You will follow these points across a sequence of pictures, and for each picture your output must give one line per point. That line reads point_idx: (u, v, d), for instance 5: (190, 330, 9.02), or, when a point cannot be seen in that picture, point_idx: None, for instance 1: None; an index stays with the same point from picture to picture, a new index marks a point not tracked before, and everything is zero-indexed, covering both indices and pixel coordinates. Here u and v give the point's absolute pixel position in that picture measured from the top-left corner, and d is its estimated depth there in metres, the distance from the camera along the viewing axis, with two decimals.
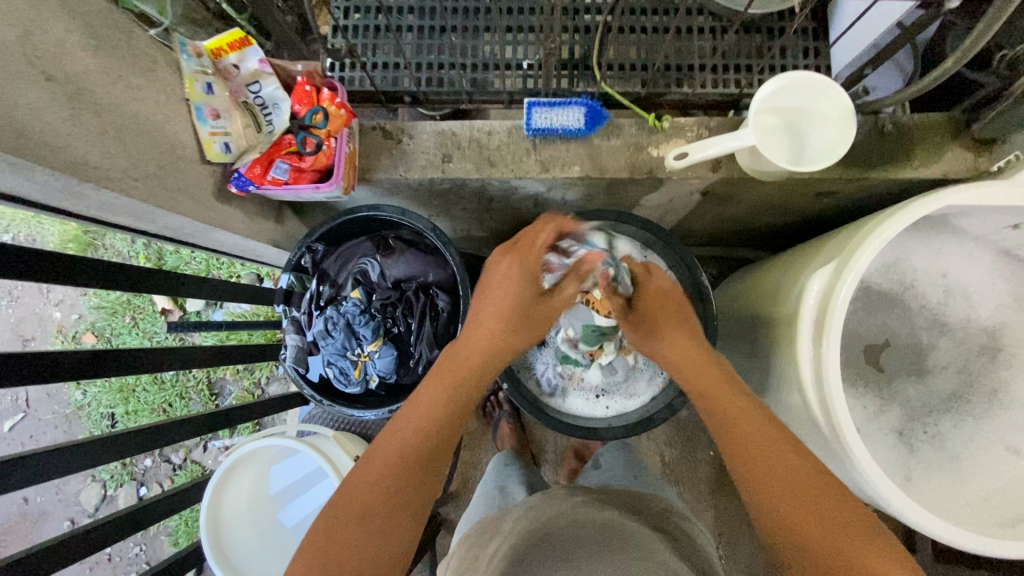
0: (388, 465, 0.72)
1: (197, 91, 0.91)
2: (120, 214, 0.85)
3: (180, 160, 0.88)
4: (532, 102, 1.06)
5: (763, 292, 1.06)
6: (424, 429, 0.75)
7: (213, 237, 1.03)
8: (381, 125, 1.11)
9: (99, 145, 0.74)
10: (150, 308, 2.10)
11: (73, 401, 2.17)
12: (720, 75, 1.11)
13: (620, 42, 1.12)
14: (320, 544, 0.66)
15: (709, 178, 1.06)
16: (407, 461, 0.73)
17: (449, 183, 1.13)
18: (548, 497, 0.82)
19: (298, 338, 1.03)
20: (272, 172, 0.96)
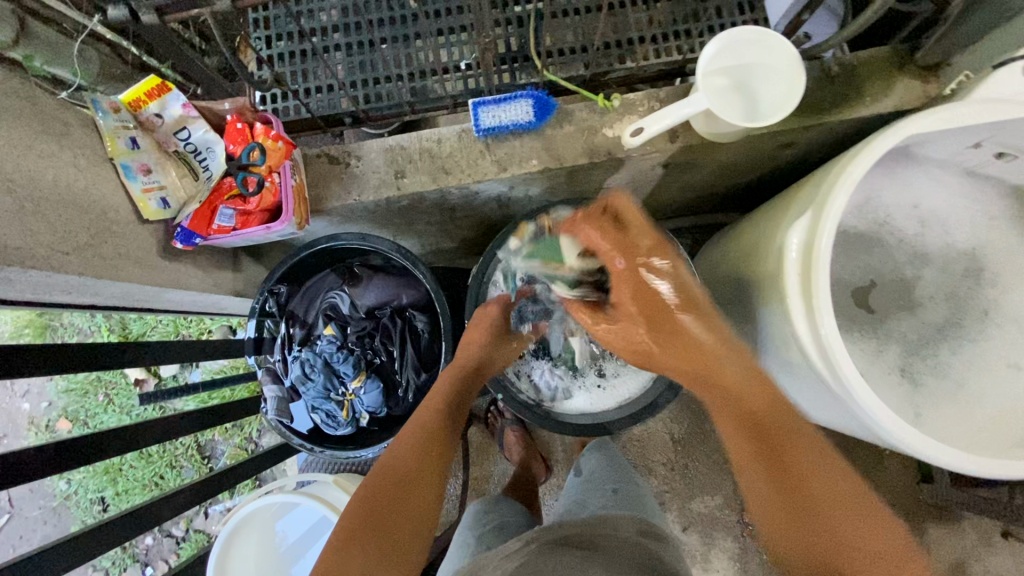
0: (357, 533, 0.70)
1: (120, 148, 0.85)
2: (58, 292, 0.78)
3: (114, 224, 0.82)
4: (477, 102, 1.02)
5: (743, 254, 1.04)
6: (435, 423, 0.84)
7: (167, 298, 0.97)
8: (325, 151, 1.06)
9: (17, 223, 0.68)
10: (123, 382, 2.00)
11: (59, 492, 2.07)
12: (661, 44, 1.08)
13: (555, 27, 1.09)
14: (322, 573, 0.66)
15: (669, 150, 1.04)
16: (421, 460, 0.79)
17: (407, 199, 1.09)
18: (537, 544, 0.77)
19: (277, 387, 0.97)
20: (216, 221, 0.91)
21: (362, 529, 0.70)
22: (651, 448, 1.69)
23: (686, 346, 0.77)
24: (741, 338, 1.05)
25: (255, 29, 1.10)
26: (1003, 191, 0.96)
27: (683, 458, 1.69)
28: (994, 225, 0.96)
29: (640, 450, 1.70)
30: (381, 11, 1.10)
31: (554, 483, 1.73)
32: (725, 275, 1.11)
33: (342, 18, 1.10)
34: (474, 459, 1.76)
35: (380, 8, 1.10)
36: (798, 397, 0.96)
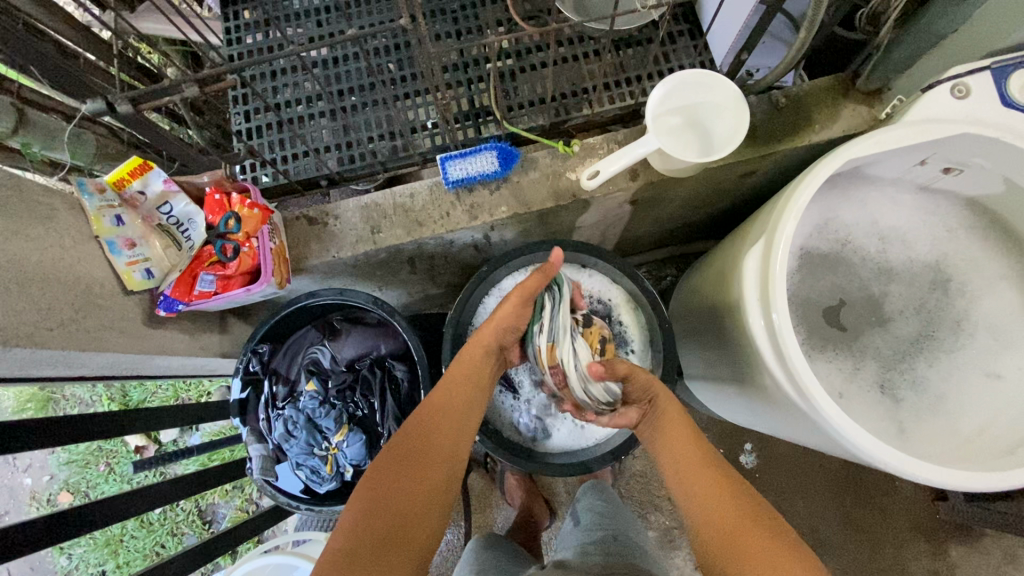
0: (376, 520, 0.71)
1: (105, 225, 0.90)
2: (43, 367, 0.81)
3: (97, 297, 0.86)
4: (444, 157, 1.08)
5: (711, 282, 1.07)
6: (449, 424, 0.83)
7: (154, 365, 1.00)
8: (304, 213, 1.12)
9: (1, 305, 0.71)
10: (124, 450, 2.01)
11: (60, 567, 2.05)
12: (615, 91, 1.14)
13: (515, 83, 1.15)
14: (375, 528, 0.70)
15: (630, 187, 1.09)
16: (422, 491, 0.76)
17: (385, 252, 1.13)
18: None
19: (261, 445, 0.97)
20: (198, 286, 0.94)
21: (360, 548, 0.68)
22: (654, 484, 1.66)
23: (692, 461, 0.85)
24: (722, 366, 1.06)
25: (235, 105, 1.20)
26: (957, 202, 0.99)
27: None
28: (953, 236, 0.98)
29: (643, 487, 1.66)
30: (351, 80, 1.18)
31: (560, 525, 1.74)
32: (696, 304, 1.15)
33: (315, 89, 1.18)
34: (476, 506, 1.75)
35: (350, 78, 1.18)
36: (777, 421, 0.96)
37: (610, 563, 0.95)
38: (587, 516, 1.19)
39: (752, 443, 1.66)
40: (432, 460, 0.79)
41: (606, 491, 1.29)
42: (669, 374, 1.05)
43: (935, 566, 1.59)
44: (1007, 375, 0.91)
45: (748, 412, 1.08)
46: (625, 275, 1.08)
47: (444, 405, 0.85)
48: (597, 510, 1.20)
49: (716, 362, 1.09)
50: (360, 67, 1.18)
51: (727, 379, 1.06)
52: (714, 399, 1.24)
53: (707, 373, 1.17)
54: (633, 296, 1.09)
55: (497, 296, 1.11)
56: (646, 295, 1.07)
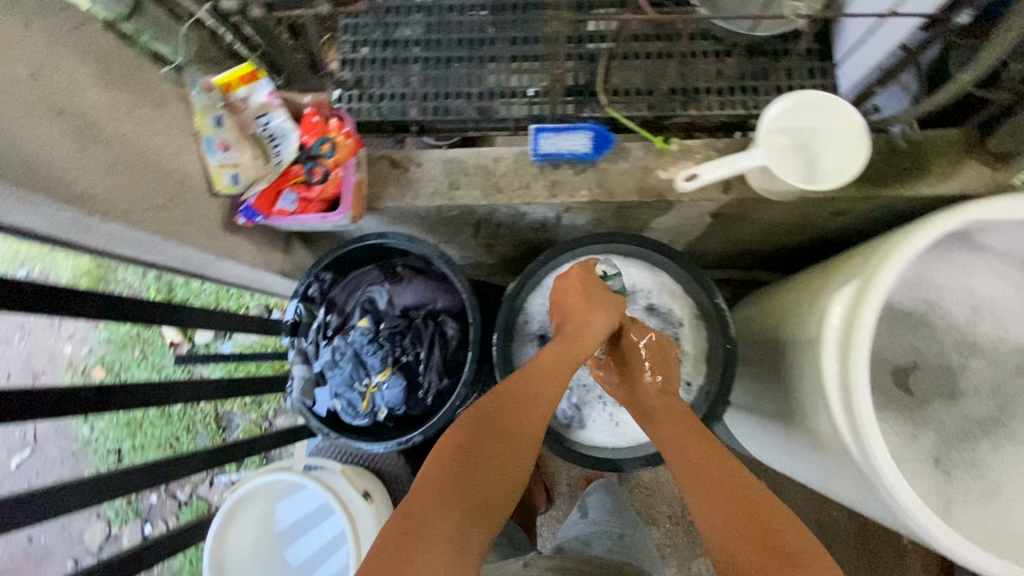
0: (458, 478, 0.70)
1: (206, 124, 0.93)
2: (127, 247, 0.85)
3: (187, 191, 0.89)
4: (539, 128, 1.05)
5: (782, 313, 1.03)
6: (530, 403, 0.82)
7: (219, 269, 1.03)
8: (388, 155, 1.12)
9: (108, 179, 0.74)
10: (159, 342, 2.10)
11: (81, 436, 2.18)
12: (727, 97, 1.08)
13: (624, 68, 1.11)
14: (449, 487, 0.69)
15: (719, 200, 1.05)
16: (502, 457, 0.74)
17: (457, 210, 1.12)
18: None
19: (304, 368, 1.00)
20: (279, 203, 0.96)
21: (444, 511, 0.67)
22: (656, 498, 1.65)
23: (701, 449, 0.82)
24: (769, 400, 1.03)
25: (344, 33, 1.18)
26: None
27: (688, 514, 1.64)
28: None
29: (646, 498, 1.64)
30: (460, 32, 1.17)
31: (554, 515, 1.74)
32: (759, 331, 1.11)
33: (424, 33, 1.16)
34: None
35: (460, 29, 1.16)
36: (817, 467, 0.93)
37: (614, 560, 0.97)
38: (595, 511, 1.20)
39: (765, 483, 1.62)
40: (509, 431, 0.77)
41: (617, 490, 1.29)
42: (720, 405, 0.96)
43: None
44: None
45: (785, 453, 1.04)
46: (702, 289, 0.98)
47: (529, 385, 0.84)
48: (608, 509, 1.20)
49: (764, 396, 1.05)
50: (472, 19, 1.16)
51: (772, 415, 1.03)
52: (748, 429, 1.20)
53: (750, 403, 1.15)
54: (702, 312, 1.00)
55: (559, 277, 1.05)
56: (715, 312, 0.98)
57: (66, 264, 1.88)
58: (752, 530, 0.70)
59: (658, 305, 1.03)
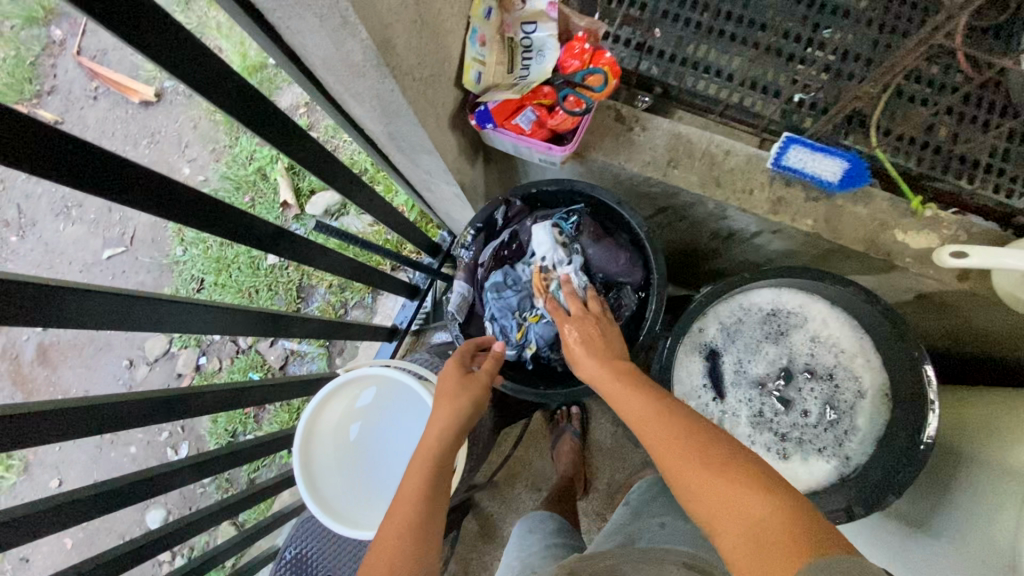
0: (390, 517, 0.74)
1: (479, 13, 0.88)
2: (371, 108, 0.82)
3: (443, 73, 0.85)
4: (792, 137, 0.99)
5: (979, 428, 0.93)
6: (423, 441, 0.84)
7: (422, 159, 1.00)
8: (617, 107, 1.06)
9: (406, 34, 0.71)
10: (271, 197, 1.98)
11: (172, 254, 2.25)
12: (1003, 180, 0.98)
13: (902, 108, 1.01)
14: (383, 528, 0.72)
15: (947, 284, 0.96)
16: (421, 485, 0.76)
17: (662, 189, 1.06)
18: None
19: (465, 288, 1.02)
20: (516, 118, 0.92)
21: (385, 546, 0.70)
22: None
23: (673, 427, 0.67)
24: (923, 509, 0.95)
25: None
26: None
27: None
28: None
29: None
30: (738, 6, 1.07)
31: (583, 507, 1.73)
32: (948, 435, 0.99)
33: None
34: (524, 441, 1.78)
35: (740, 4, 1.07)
36: None
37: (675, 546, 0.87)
38: (638, 497, 1.09)
39: None
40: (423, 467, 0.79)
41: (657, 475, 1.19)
42: (887, 491, 0.83)
43: None
44: None
45: (912, 568, 0.96)
46: (908, 368, 0.85)
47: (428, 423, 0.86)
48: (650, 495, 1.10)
49: (920, 504, 0.96)
50: None
51: (921, 527, 0.95)
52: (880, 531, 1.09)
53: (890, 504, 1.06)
54: (896, 394, 0.89)
55: (748, 301, 0.96)
56: (914, 399, 0.85)
57: (234, 71, 1.78)
58: (750, 540, 0.55)
59: (845, 370, 0.94)
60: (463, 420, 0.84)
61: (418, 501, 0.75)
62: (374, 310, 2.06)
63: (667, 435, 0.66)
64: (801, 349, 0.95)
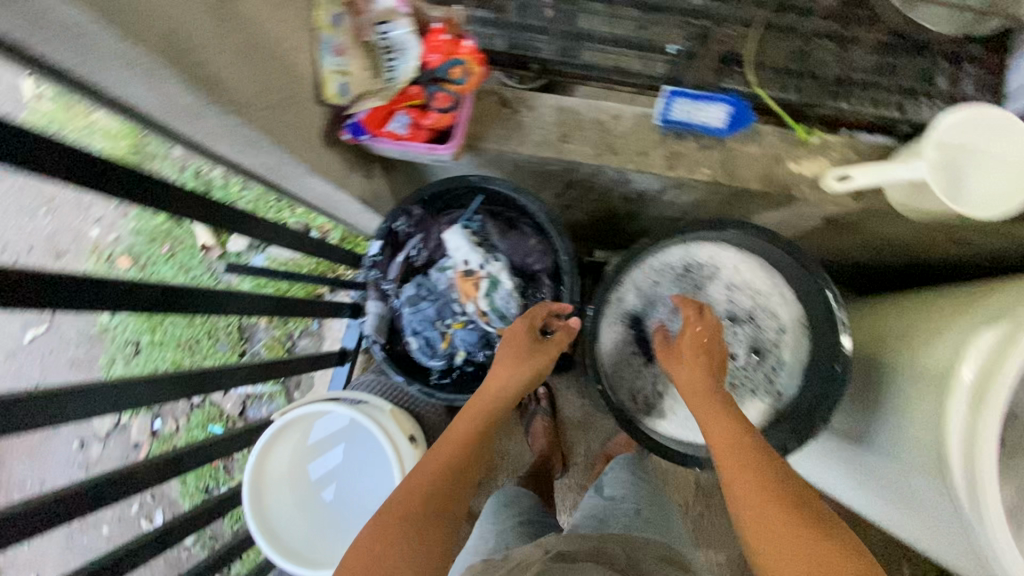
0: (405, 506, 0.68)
1: (325, 21, 0.83)
2: (228, 145, 0.77)
3: (299, 94, 0.80)
4: (674, 92, 0.96)
5: (895, 334, 0.97)
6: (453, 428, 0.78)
7: (308, 183, 0.95)
8: (499, 91, 1.03)
9: (235, 65, 0.66)
10: (190, 243, 1.94)
11: (101, 322, 2.14)
12: (881, 94, 1.00)
13: (775, 40, 1.01)
14: (395, 518, 0.66)
15: (846, 205, 0.98)
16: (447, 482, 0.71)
17: (561, 165, 1.04)
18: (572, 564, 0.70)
19: (380, 306, 0.95)
20: (390, 124, 0.88)
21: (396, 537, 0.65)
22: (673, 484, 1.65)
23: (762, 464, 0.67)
24: (859, 424, 0.98)
25: None
26: None
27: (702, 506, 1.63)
28: None
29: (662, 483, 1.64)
30: None
31: (566, 483, 1.75)
32: (866, 347, 1.03)
33: None
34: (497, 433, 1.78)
35: None
36: (902, 507, 0.88)
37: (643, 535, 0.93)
38: (613, 489, 1.14)
39: None
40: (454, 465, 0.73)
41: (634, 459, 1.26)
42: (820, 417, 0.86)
43: None
44: None
45: (860, 481, 1.01)
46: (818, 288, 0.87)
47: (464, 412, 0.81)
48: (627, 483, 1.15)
49: (852, 416, 1.01)
50: None
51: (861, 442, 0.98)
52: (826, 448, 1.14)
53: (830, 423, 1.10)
54: (812, 320, 0.92)
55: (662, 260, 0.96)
56: (827, 321, 0.88)
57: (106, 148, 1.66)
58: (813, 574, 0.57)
59: (762, 308, 0.96)
60: (489, 420, 0.80)
61: (438, 500, 0.69)
62: (323, 335, 2.01)
63: (740, 466, 0.67)
64: (721, 298, 0.96)
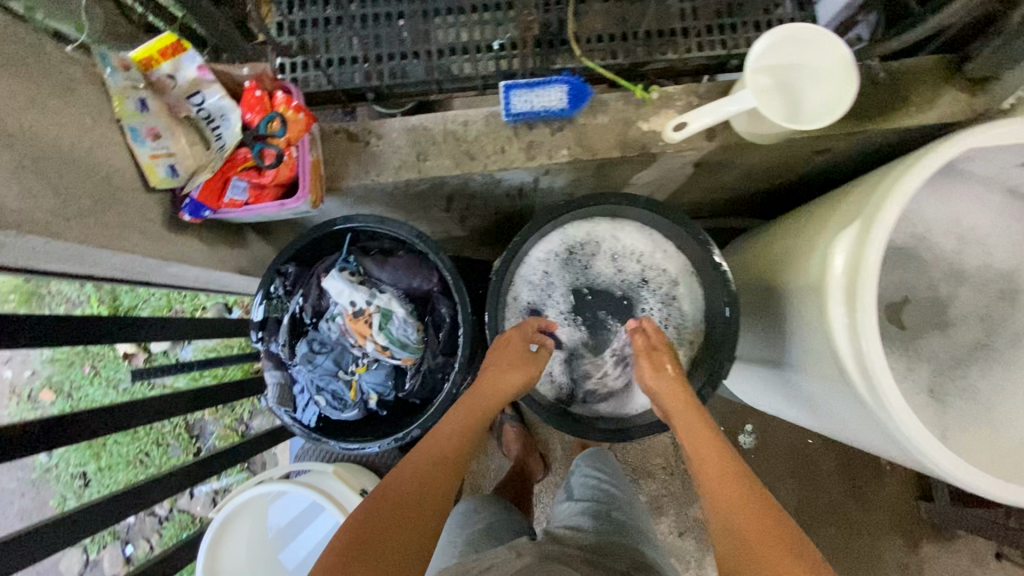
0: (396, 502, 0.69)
1: (128, 109, 0.79)
2: (53, 262, 0.73)
3: (117, 189, 0.77)
4: (509, 85, 0.97)
5: (778, 257, 1.01)
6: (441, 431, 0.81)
7: (170, 273, 0.91)
8: (344, 127, 1.01)
9: (18, 183, 0.62)
10: (111, 355, 1.84)
11: (40, 464, 1.99)
12: (705, 37, 1.03)
13: (594, 10, 1.03)
14: (381, 513, 0.68)
15: (704, 148, 1.00)
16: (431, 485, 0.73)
17: (428, 183, 1.03)
18: None
19: (278, 373, 0.94)
20: (228, 193, 0.86)
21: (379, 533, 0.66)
22: (650, 453, 1.65)
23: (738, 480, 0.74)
24: (773, 350, 1.01)
25: None
26: None
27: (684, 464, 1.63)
28: None
29: (640, 454, 1.64)
30: None
31: (552, 481, 1.74)
32: (758, 277, 1.08)
33: None
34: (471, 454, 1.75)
35: None
36: (828, 418, 0.91)
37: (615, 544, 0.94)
38: (583, 490, 1.15)
39: (753, 425, 1.62)
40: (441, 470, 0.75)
41: (602, 456, 1.27)
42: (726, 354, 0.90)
43: (907, 560, 1.56)
44: None
45: (791, 402, 1.04)
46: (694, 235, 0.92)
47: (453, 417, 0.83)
48: (593, 483, 1.16)
49: (768, 344, 1.04)
50: None
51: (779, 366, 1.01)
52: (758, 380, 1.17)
53: (753, 356, 1.13)
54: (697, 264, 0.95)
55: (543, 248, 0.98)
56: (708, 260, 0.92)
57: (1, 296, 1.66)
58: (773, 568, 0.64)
59: (651, 267, 0.98)
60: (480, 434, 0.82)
61: (421, 504, 0.71)
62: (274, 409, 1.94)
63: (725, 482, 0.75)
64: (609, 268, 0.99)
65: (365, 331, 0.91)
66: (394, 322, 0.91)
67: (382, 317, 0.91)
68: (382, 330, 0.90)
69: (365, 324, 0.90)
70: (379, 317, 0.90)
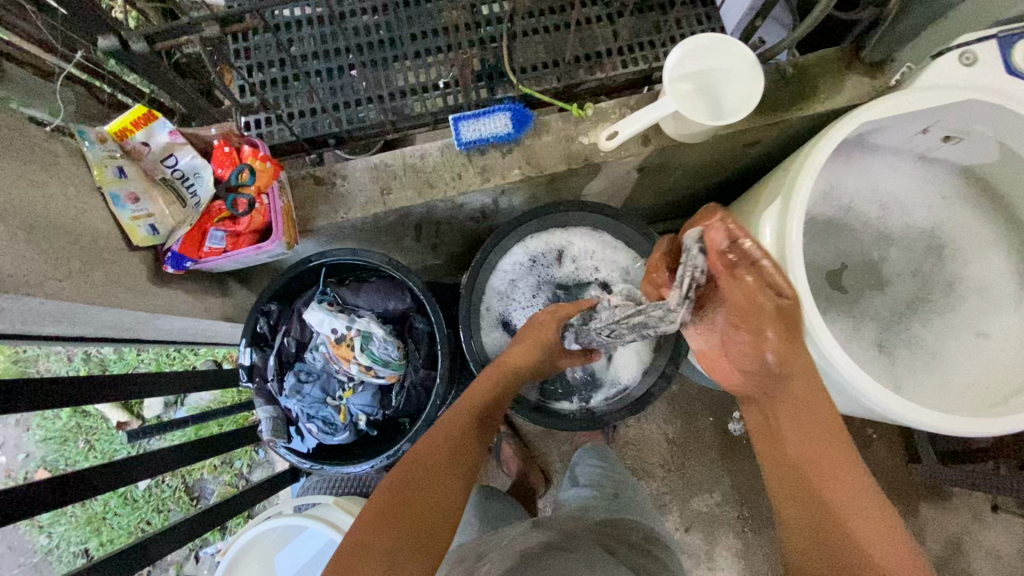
0: (417, 474, 0.72)
1: (108, 177, 0.86)
2: (47, 323, 0.78)
3: (103, 250, 0.83)
4: (456, 118, 1.06)
5: None
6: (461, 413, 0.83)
7: (158, 325, 0.96)
8: (310, 172, 1.09)
9: (13, 251, 0.68)
10: (105, 426, 1.86)
11: (40, 546, 1.96)
12: (628, 56, 1.15)
13: (526, 44, 1.15)
14: (403, 489, 0.70)
15: (642, 153, 1.10)
16: (453, 459, 0.76)
17: (394, 215, 1.11)
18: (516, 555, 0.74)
19: (271, 408, 0.97)
20: (207, 243, 0.92)
21: (406, 508, 0.68)
22: (646, 451, 1.69)
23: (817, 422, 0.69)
24: None
25: (237, 60, 1.16)
26: (953, 171, 1.03)
27: (679, 458, 1.67)
28: (951, 204, 1.03)
29: (636, 454, 1.68)
30: (358, 38, 1.16)
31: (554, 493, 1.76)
32: None
33: (321, 46, 1.16)
34: None
35: (358, 35, 1.16)
36: None
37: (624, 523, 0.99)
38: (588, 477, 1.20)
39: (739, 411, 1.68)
40: (463, 445, 0.78)
41: (603, 451, 1.30)
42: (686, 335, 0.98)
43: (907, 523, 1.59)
44: (994, 334, 0.96)
45: None
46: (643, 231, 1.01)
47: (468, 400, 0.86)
48: (597, 471, 1.21)
49: None
50: (367, 23, 1.16)
51: None
52: None
53: None
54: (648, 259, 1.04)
55: (507, 261, 1.06)
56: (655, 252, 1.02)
57: None
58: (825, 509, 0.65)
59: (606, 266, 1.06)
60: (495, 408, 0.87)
61: (446, 477, 0.74)
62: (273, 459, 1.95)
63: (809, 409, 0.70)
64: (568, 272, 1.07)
65: (347, 354, 0.96)
66: (374, 341, 0.97)
67: (364, 338, 0.96)
68: (364, 352, 0.96)
69: (348, 349, 0.96)
70: (361, 338, 0.96)
